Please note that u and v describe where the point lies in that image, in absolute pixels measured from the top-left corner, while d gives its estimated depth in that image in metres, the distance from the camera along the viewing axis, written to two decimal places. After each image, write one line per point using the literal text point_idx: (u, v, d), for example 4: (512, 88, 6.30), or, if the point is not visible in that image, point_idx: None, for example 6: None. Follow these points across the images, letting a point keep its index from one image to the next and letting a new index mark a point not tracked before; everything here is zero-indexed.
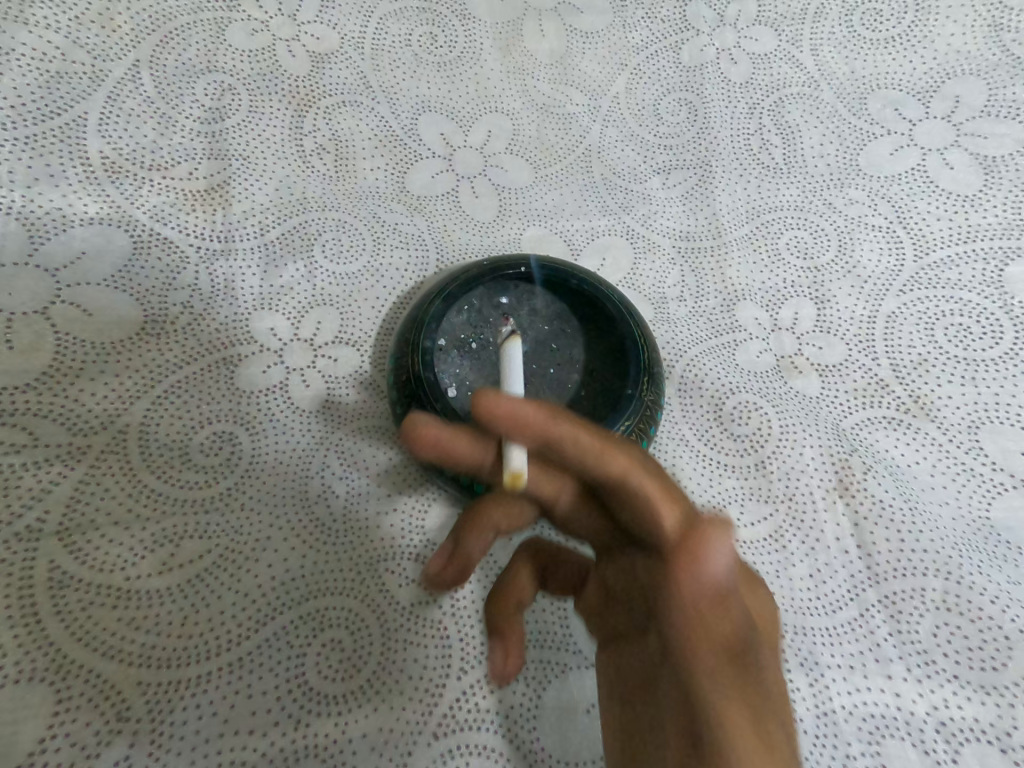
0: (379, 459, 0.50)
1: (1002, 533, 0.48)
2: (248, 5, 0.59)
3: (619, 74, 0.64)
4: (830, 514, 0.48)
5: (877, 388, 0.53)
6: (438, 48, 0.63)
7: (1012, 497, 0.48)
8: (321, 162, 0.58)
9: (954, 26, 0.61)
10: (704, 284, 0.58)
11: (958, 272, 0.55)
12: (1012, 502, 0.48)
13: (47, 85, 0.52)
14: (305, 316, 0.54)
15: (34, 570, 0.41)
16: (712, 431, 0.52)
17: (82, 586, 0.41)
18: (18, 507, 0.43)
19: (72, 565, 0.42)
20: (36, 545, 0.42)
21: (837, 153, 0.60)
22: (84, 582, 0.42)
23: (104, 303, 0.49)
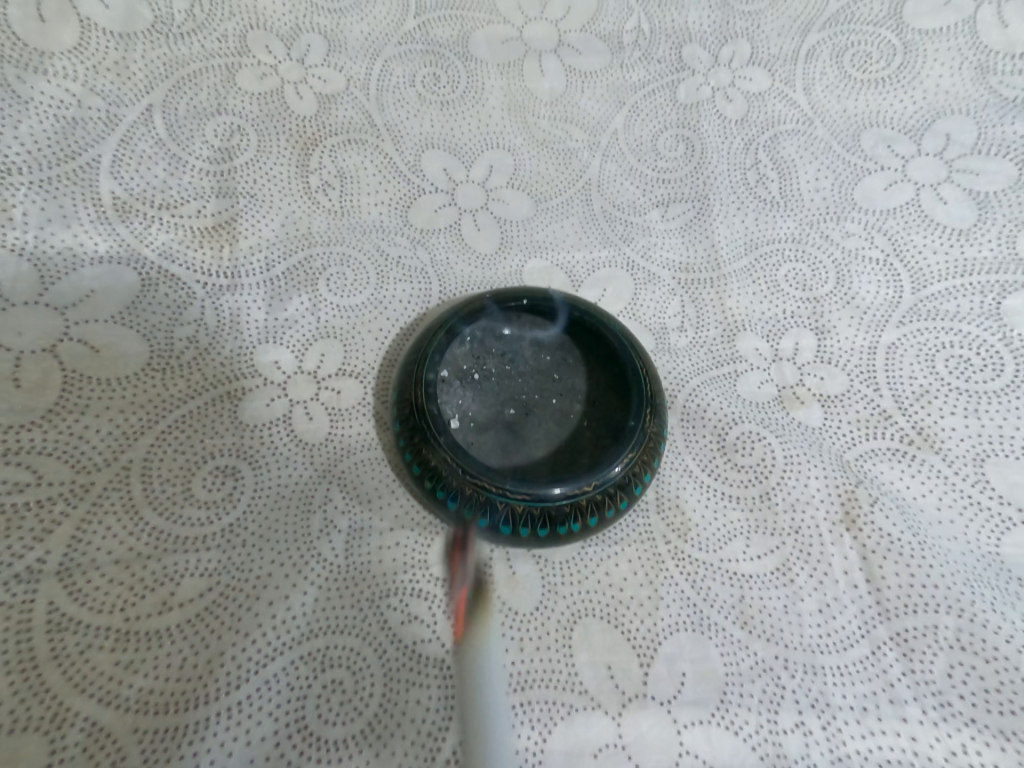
0: (382, 491, 0.50)
1: (1013, 569, 0.47)
2: (256, 46, 0.60)
3: (617, 111, 0.65)
4: (837, 548, 0.48)
5: (879, 419, 0.53)
6: (441, 87, 0.64)
7: (1022, 532, 0.48)
8: (326, 198, 0.60)
9: (942, 68, 0.62)
10: (704, 314, 0.59)
11: (956, 305, 0.56)
12: (1021, 537, 0.48)
13: (62, 131, 0.53)
14: (310, 348, 0.54)
15: (33, 612, 0.41)
16: (716, 462, 0.52)
17: (81, 628, 0.41)
18: (20, 547, 0.43)
19: (72, 606, 0.42)
20: (35, 585, 0.42)
21: (832, 188, 0.61)
22: (83, 624, 0.41)
23: (110, 340, 0.50)
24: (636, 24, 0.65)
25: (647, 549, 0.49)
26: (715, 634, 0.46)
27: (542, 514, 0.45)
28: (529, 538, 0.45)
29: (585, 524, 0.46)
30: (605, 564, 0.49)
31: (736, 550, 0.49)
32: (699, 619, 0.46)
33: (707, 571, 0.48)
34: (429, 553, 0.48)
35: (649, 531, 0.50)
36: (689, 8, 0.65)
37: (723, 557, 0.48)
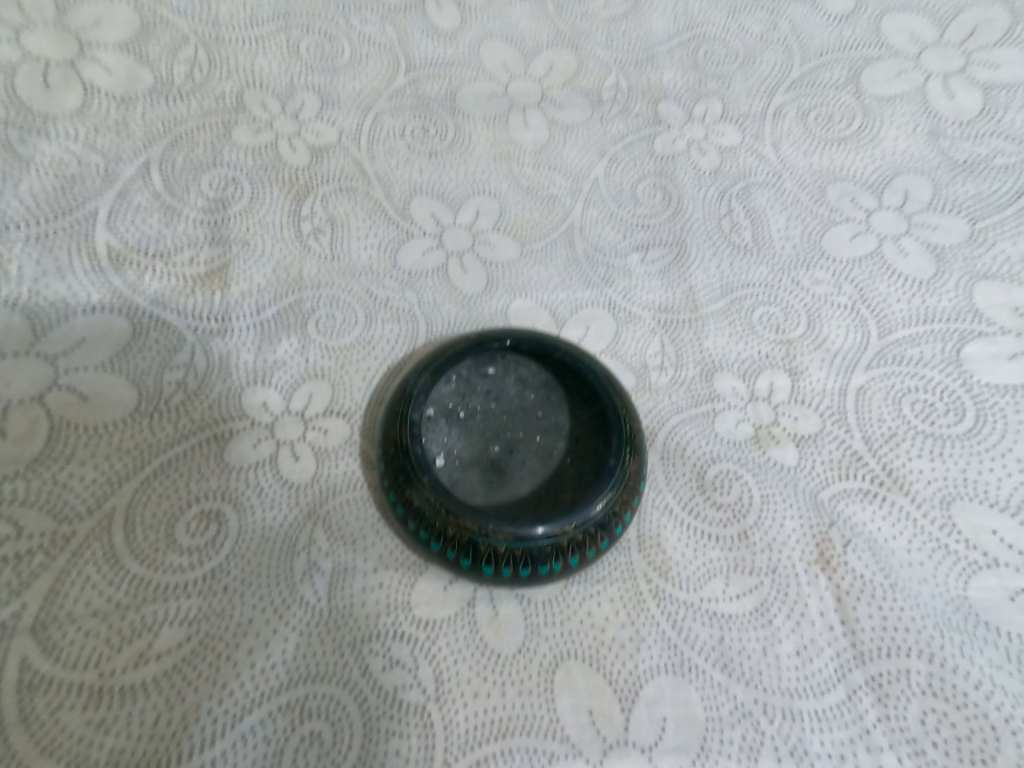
0: (367, 532, 0.51)
1: (982, 614, 0.48)
2: (252, 104, 0.63)
3: (598, 160, 0.68)
4: (813, 588, 0.49)
5: (852, 460, 0.54)
6: (430, 137, 0.67)
7: (988, 577, 0.49)
8: (317, 243, 0.62)
9: (897, 130, 0.67)
10: (683, 352, 0.60)
11: (920, 350, 0.58)
12: (988, 581, 0.49)
13: (61, 188, 0.55)
14: (297, 388, 0.55)
15: (6, 670, 0.41)
16: (695, 500, 0.53)
17: (54, 687, 0.41)
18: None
19: (45, 664, 0.42)
20: (9, 642, 0.42)
21: (801, 236, 0.64)
22: (56, 682, 0.42)
23: (98, 387, 0.51)
24: (615, 83, 0.70)
25: (630, 589, 0.49)
26: (696, 677, 0.46)
27: (524, 554, 0.45)
28: (511, 578, 0.46)
29: (566, 564, 0.47)
30: (588, 605, 0.49)
31: (715, 590, 0.49)
32: (680, 662, 0.46)
33: (687, 611, 0.48)
34: (412, 594, 0.48)
35: (632, 571, 0.50)
36: (664, 70, 0.70)
37: (703, 597, 0.49)
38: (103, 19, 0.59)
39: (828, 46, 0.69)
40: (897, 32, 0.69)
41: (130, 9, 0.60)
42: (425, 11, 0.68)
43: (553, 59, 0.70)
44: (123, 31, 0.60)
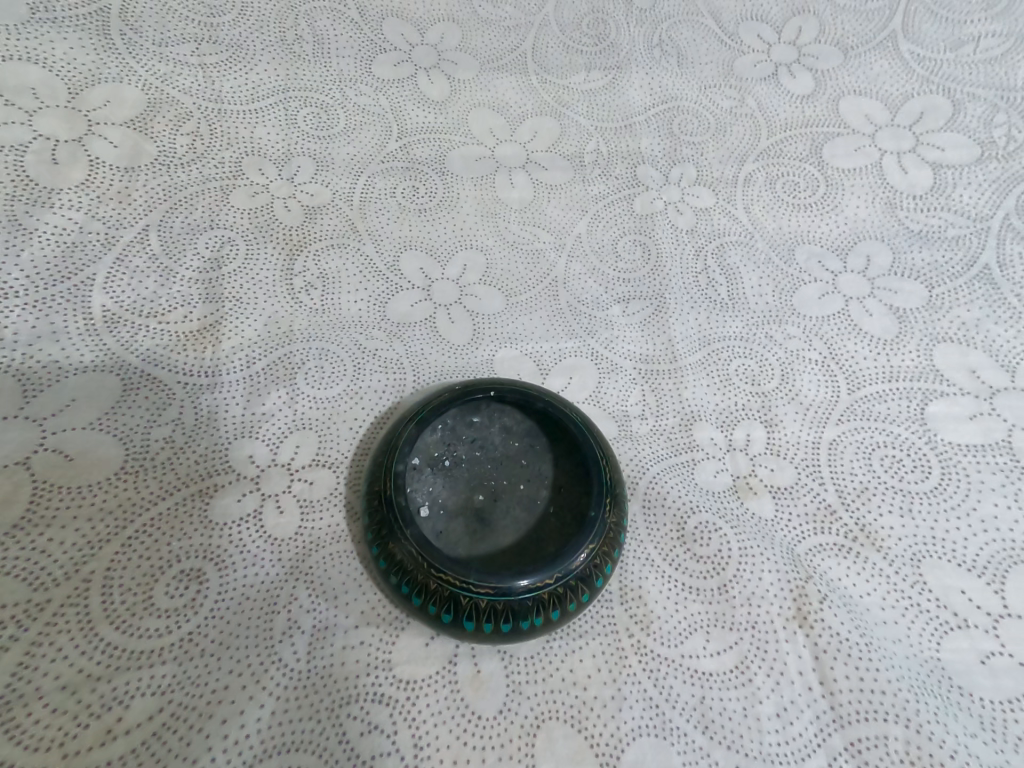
0: (349, 587, 0.51)
1: (955, 678, 0.48)
2: (250, 170, 0.67)
3: (580, 218, 0.72)
4: (792, 646, 0.49)
5: (826, 514, 0.55)
6: (420, 197, 0.71)
7: (959, 638, 0.50)
8: (308, 298, 0.64)
9: (857, 200, 0.71)
10: (663, 403, 0.62)
11: (887, 406, 0.60)
12: (959, 643, 0.50)
13: (62, 254, 0.58)
14: (284, 441, 0.56)
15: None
16: (675, 552, 0.54)
17: None
18: None
19: (7, 747, 0.41)
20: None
21: (773, 294, 0.68)
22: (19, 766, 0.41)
23: (85, 446, 0.51)
24: (596, 148, 0.75)
25: (612, 645, 0.49)
26: (677, 740, 0.45)
27: (505, 608, 0.46)
28: (493, 633, 0.46)
29: (547, 618, 0.47)
30: (570, 660, 0.49)
31: (696, 646, 0.49)
32: (661, 723, 0.46)
33: (668, 668, 0.48)
34: (393, 652, 0.48)
35: (614, 625, 0.50)
36: (641, 137, 0.75)
37: (684, 653, 0.49)
38: (112, 97, 0.63)
39: (792, 120, 0.75)
40: (853, 112, 0.74)
41: (138, 89, 0.64)
42: (417, 83, 0.73)
43: (537, 125, 0.75)
44: (132, 108, 0.64)
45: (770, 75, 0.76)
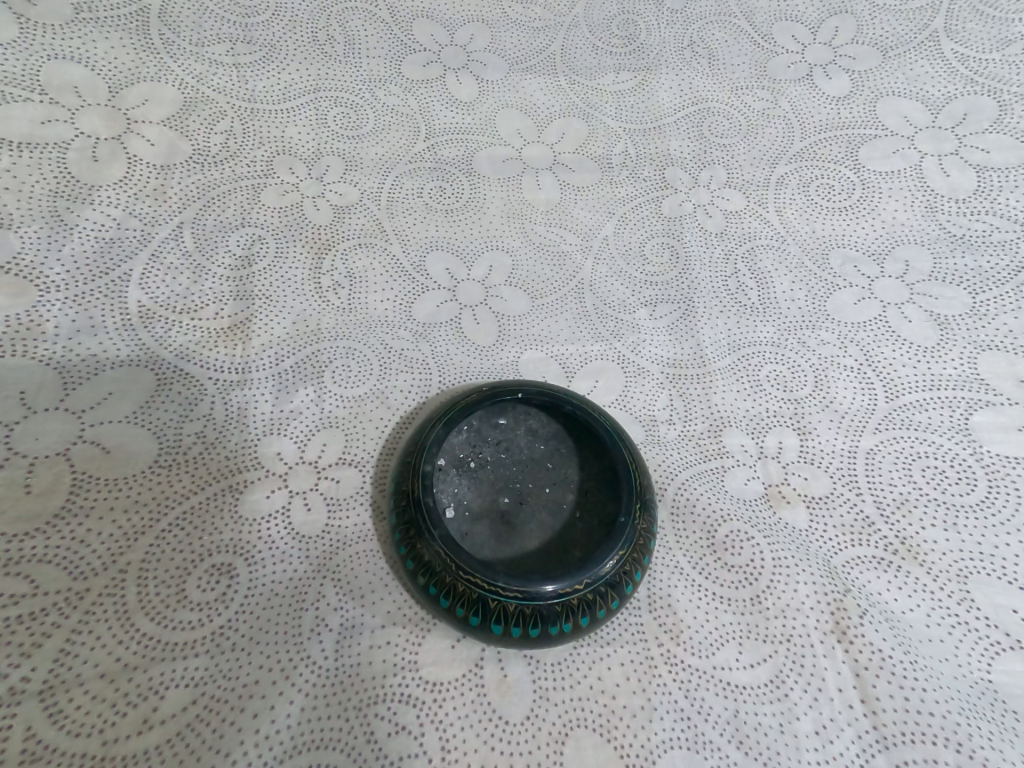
0: (376, 587, 0.50)
1: (1007, 700, 0.46)
2: (281, 169, 0.67)
3: (608, 220, 0.71)
4: (830, 661, 0.48)
5: (864, 526, 0.54)
6: (447, 197, 0.70)
7: (1012, 659, 0.48)
8: (336, 297, 0.64)
9: (896, 203, 0.69)
10: (692, 408, 0.61)
11: (928, 416, 0.59)
12: (1012, 665, 0.48)
13: (100, 250, 0.58)
14: (312, 438, 0.56)
15: (8, 741, 0.40)
16: (706, 560, 0.53)
17: (56, 758, 0.40)
18: (5, 664, 0.42)
19: (48, 732, 0.41)
20: (13, 711, 0.41)
21: (806, 299, 0.66)
22: (58, 752, 0.41)
23: (122, 439, 0.52)
24: (624, 149, 0.74)
25: (642, 653, 0.48)
26: (712, 754, 0.44)
27: (534, 613, 0.45)
28: (521, 637, 0.45)
29: (576, 624, 0.46)
30: (598, 667, 0.48)
31: (729, 657, 0.48)
32: (696, 736, 0.45)
33: (700, 679, 0.47)
34: (420, 654, 0.48)
35: (643, 633, 0.49)
36: (670, 138, 0.74)
37: (716, 664, 0.48)
38: (149, 97, 0.64)
39: (826, 122, 0.73)
40: (892, 114, 0.73)
41: (175, 88, 0.65)
42: (445, 83, 0.74)
43: (565, 126, 0.74)
44: (168, 108, 0.65)
45: (805, 76, 0.75)
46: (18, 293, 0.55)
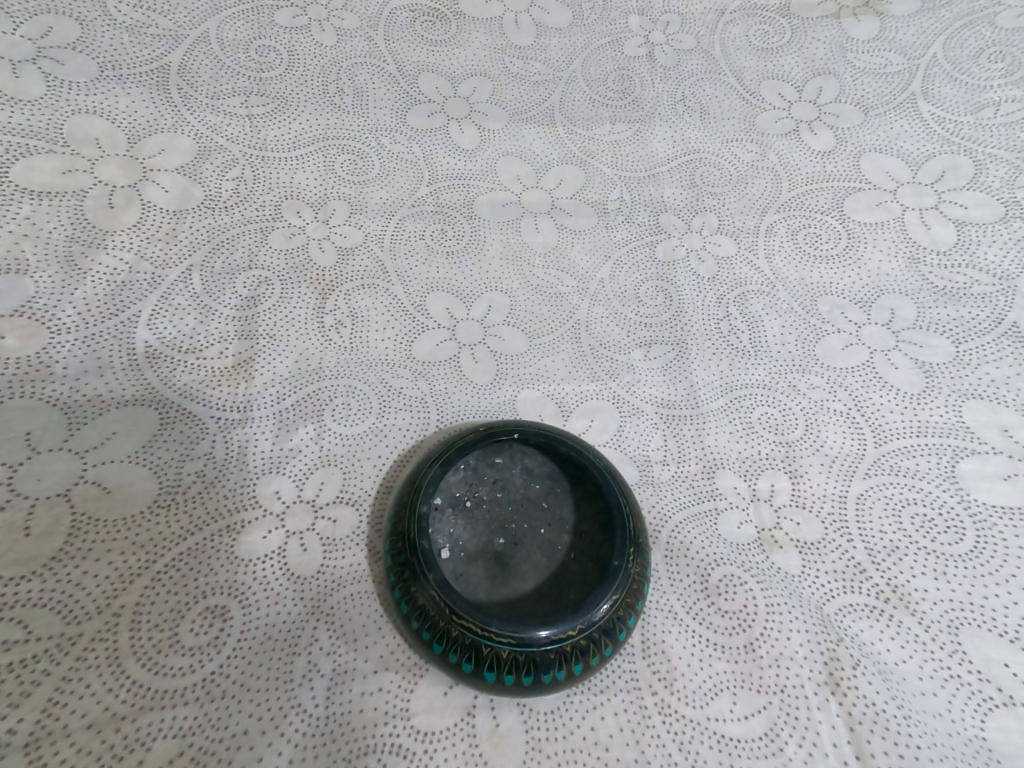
0: (369, 630, 0.50)
1: (1003, 760, 0.46)
2: (288, 213, 0.70)
3: (603, 263, 0.73)
4: (824, 715, 0.48)
5: (856, 573, 0.54)
6: (448, 240, 0.73)
7: (1006, 717, 0.48)
8: (337, 335, 0.65)
9: (881, 253, 0.72)
10: (686, 449, 0.62)
11: (916, 462, 0.60)
12: (1006, 722, 0.48)
13: (112, 293, 0.60)
14: (310, 477, 0.57)
15: None
16: (700, 606, 0.53)
17: None
18: None
19: None
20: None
21: (796, 342, 0.68)
22: None
23: (122, 480, 0.53)
24: (619, 196, 0.77)
25: (635, 703, 0.48)
26: None
27: (527, 660, 0.45)
28: (514, 685, 0.45)
29: (569, 672, 0.46)
30: (591, 718, 0.47)
31: (722, 709, 0.48)
32: None
33: (693, 731, 0.47)
34: (411, 700, 0.47)
35: (637, 682, 0.49)
36: (664, 186, 0.77)
37: (709, 716, 0.48)
38: (166, 146, 0.67)
39: (813, 174, 0.77)
40: (875, 168, 0.76)
41: (190, 138, 0.68)
42: (449, 132, 0.77)
43: (562, 173, 0.78)
44: (183, 156, 0.68)
45: (792, 131, 0.79)
46: (29, 336, 0.56)
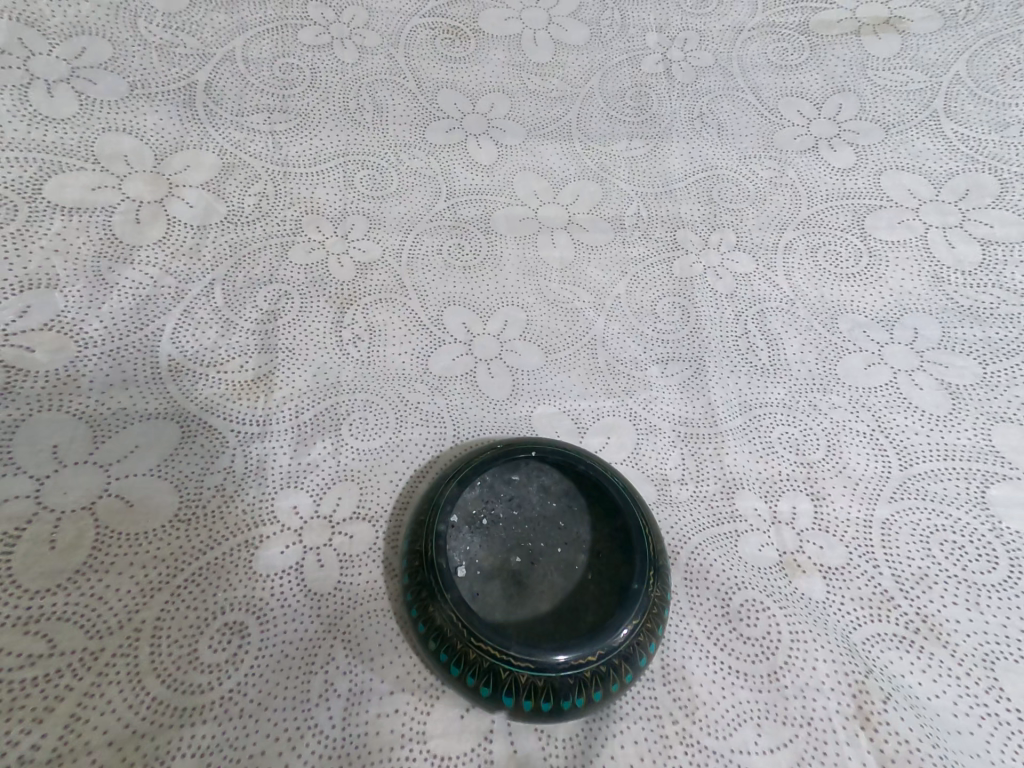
0: (386, 649, 0.50)
1: None
2: (308, 227, 0.70)
3: (619, 279, 0.73)
4: (854, 750, 0.47)
5: (884, 602, 0.53)
6: (465, 256, 0.73)
7: None
8: (356, 350, 0.65)
9: (903, 271, 0.71)
10: (704, 469, 0.61)
11: (944, 487, 0.59)
12: None
13: (137, 307, 0.61)
14: (327, 492, 0.57)
15: None
16: (721, 631, 0.52)
17: None
18: (17, 731, 0.42)
19: None
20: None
21: (816, 361, 0.67)
22: None
23: (145, 493, 0.53)
24: (636, 212, 0.77)
25: (656, 731, 0.47)
26: None
27: (546, 685, 0.44)
28: (533, 711, 0.45)
29: (589, 698, 0.45)
30: (611, 745, 0.47)
31: (746, 739, 0.47)
32: None
33: (716, 763, 0.46)
34: (428, 723, 0.47)
35: (657, 709, 0.48)
36: (681, 202, 0.77)
37: (733, 747, 0.47)
38: (191, 163, 0.68)
39: (833, 191, 0.76)
40: (895, 186, 0.75)
41: (214, 154, 0.69)
42: (467, 148, 0.78)
43: (579, 189, 0.77)
44: (208, 171, 0.69)
45: (811, 147, 0.78)
46: (58, 349, 0.57)
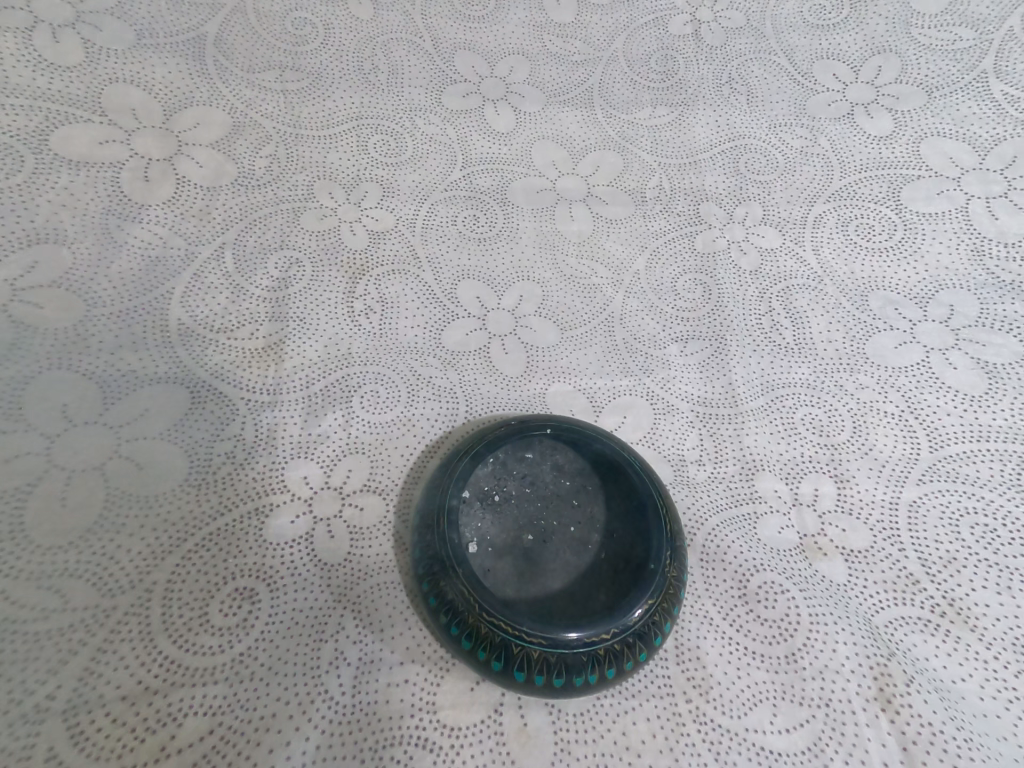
0: (395, 620, 0.49)
1: None
2: (320, 193, 0.68)
3: (639, 253, 0.70)
4: (874, 733, 0.46)
5: (909, 586, 0.51)
6: (480, 226, 0.70)
7: None
8: (368, 321, 0.63)
9: (941, 245, 0.68)
10: (723, 449, 0.59)
11: (975, 469, 0.57)
12: None
13: (146, 269, 0.60)
14: (338, 463, 0.56)
15: (31, 762, 0.40)
16: (737, 612, 0.50)
17: None
18: (32, 683, 0.43)
19: (70, 754, 0.41)
20: (39, 730, 0.41)
21: (844, 340, 0.64)
22: None
23: (154, 456, 0.52)
24: (658, 184, 0.73)
25: (669, 707, 0.47)
26: None
27: (559, 661, 0.43)
28: (544, 687, 0.44)
29: (602, 675, 0.44)
30: (623, 721, 0.46)
31: (762, 720, 0.46)
32: None
33: (730, 741, 0.45)
34: (437, 694, 0.46)
35: (670, 686, 0.47)
36: (706, 173, 0.74)
37: (748, 727, 0.46)
38: (200, 121, 0.66)
39: (868, 161, 0.73)
40: (936, 154, 0.72)
41: (225, 113, 0.67)
42: (483, 113, 0.75)
43: (600, 159, 0.74)
44: (217, 131, 0.67)
45: (846, 114, 0.75)
46: (66, 308, 0.56)
